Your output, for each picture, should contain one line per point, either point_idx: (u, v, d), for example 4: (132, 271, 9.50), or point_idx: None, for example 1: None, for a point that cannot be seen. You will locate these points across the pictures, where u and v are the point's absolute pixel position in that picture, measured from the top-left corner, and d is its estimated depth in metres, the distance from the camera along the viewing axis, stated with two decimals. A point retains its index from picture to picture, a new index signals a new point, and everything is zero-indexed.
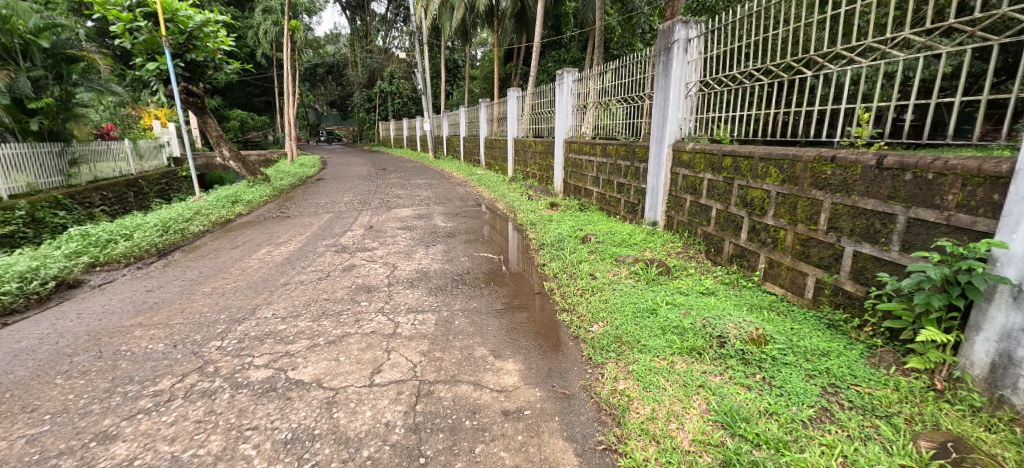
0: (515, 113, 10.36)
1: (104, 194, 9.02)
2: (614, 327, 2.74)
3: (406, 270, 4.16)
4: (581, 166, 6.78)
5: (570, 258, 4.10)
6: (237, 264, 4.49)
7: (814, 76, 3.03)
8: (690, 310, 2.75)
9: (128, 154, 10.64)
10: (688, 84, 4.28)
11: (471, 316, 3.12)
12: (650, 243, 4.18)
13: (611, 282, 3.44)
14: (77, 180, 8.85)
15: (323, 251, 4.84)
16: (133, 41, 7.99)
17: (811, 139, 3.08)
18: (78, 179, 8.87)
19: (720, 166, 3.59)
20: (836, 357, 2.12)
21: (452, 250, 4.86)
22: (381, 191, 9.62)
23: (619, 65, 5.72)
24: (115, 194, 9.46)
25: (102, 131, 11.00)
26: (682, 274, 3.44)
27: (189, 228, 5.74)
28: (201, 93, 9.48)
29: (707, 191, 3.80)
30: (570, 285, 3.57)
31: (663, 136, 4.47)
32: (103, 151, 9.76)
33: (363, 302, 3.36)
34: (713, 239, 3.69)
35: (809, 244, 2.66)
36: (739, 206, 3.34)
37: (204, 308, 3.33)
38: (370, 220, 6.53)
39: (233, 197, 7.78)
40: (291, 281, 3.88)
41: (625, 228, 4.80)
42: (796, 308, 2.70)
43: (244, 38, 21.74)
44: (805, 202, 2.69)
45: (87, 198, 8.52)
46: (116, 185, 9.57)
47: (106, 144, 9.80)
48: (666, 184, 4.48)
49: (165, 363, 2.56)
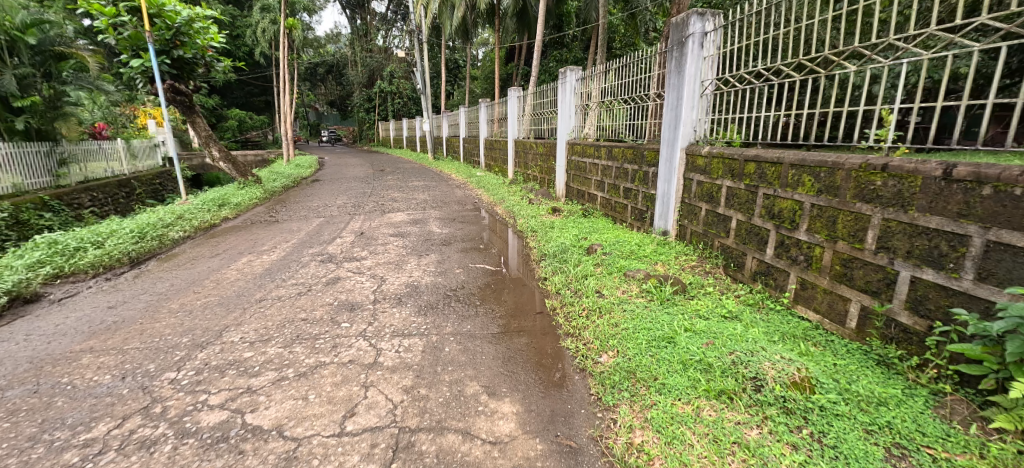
0: (516, 113, 10.00)
1: (94, 195, 8.68)
2: (627, 358, 2.38)
3: (395, 284, 3.80)
4: (585, 169, 6.42)
5: (573, 273, 3.74)
6: (213, 276, 4.14)
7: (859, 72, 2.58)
8: (714, 339, 2.39)
9: (121, 154, 10.27)
10: (703, 82, 3.90)
11: (462, 341, 2.76)
12: (662, 256, 3.82)
13: (621, 302, 3.08)
14: (68, 181, 8.45)
15: (308, 262, 4.49)
16: (117, 37, 7.62)
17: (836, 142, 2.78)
18: (68, 180, 8.46)
19: (741, 173, 3.23)
20: (897, 408, 1.78)
21: (446, 261, 4.49)
22: (377, 194, 9.26)
23: (625, 61, 5.37)
24: (105, 195, 9.09)
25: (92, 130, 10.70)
26: (699, 293, 3.09)
27: (168, 234, 5.39)
28: (189, 91, 9.12)
29: (725, 200, 3.44)
30: (574, 304, 3.21)
31: (674, 139, 4.11)
32: (95, 151, 9.38)
33: (343, 324, 3.00)
34: (733, 253, 3.33)
35: (853, 265, 2.32)
36: (764, 218, 3.00)
37: (165, 330, 2.98)
38: (362, 225, 6.18)
39: (220, 200, 7.43)
40: (267, 297, 3.52)
41: (633, 237, 4.44)
42: (837, 339, 2.35)
43: (242, 37, 21.43)
44: (847, 217, 2.35)
45: (76, 199, 8.14)
46: (107, 186, 9.21)
47: (98, 143, 9.42)
48: (678, 191, 4.12)
49: (106, 401, 2.22)
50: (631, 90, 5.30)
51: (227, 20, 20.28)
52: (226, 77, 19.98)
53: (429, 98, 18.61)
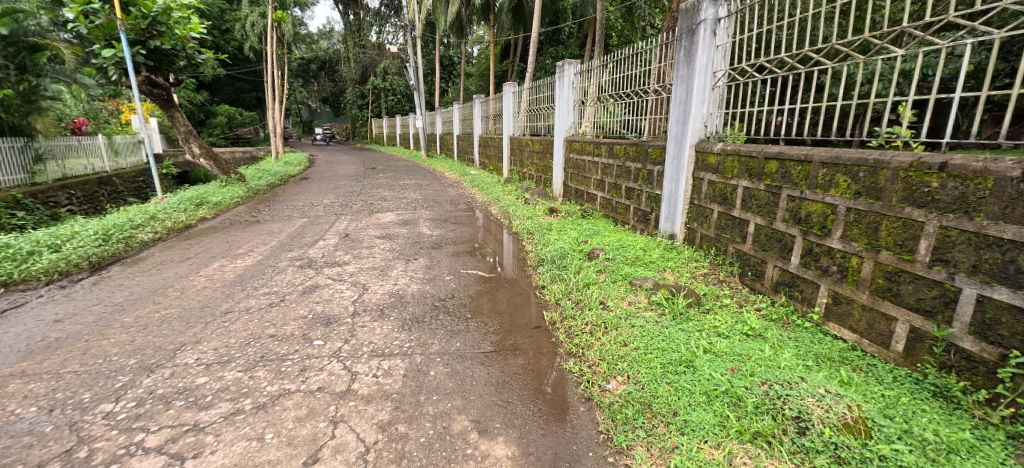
0: (512, 109, 9.66)
1: (72, 193, 8.21)
2: (639, 386, 2.06)
3: (378, 293, 3.45)
4: (584, 168, 6.08)
5: (574, 281, 3.40)
6: (179, 283, 3.77)
7: (906, 55, 2.26)
8: (740, 364, 2.08)
9: (103, 150, 9.76)
10: (714, 73, 3.58)
11: (450, 363, 2.43)
12: (670, 263, 3.51)
13: (628, 316, 2.76)
14: (43, 178, 8.02)
15: (285, 267, 4.14)
16: (88, 26, 7.14)
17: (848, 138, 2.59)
18: (43, 177, 8.03)
19: (760, 172, 2.92)
20: (972, 457, 1.47)
21: (436, 266, 4.15)
22: (366, 193, 8.90)
23: (627, 52, 5.02)
24: (85, 194, 8.61)
25: (73, 126, 10.30)
26: (715, 306, 2.77)
27: (136, 236, 5.01)
28: (167, 84, 8.67)
29: (741, 202, 3.13)
30: (576, 318, 2.88)
31: (683, 135, 3.79)
32: (74, 147, 8.92)
33: (315, 343, 2.65)
34: (751, 260, 3.02)
35: (900, 280, 2.01)
36: (787, 222, 2.69)
37: (111, 350, 2.63)
38: (347, 226, 5.84)
39: (199, 199, 7.03)
40: (234, 308, 3.17)
41: (638, 241, 4.12)
42: (880, 364, 2.06)
43: (231, 31, 20.85)
44: (893, 223, 2.04)
45: (52, 197, 7.68)
46: (87, 184, 8.71)
47: (76, 139, 8.98)
48: (687, 191, 3.81)
49: (23, 443, 1.86)
50: (632, 84, 5.01)
51: (215, 13, 19.72)
52: (215, 71, 19.44)
53: (422, 95, 18.21)
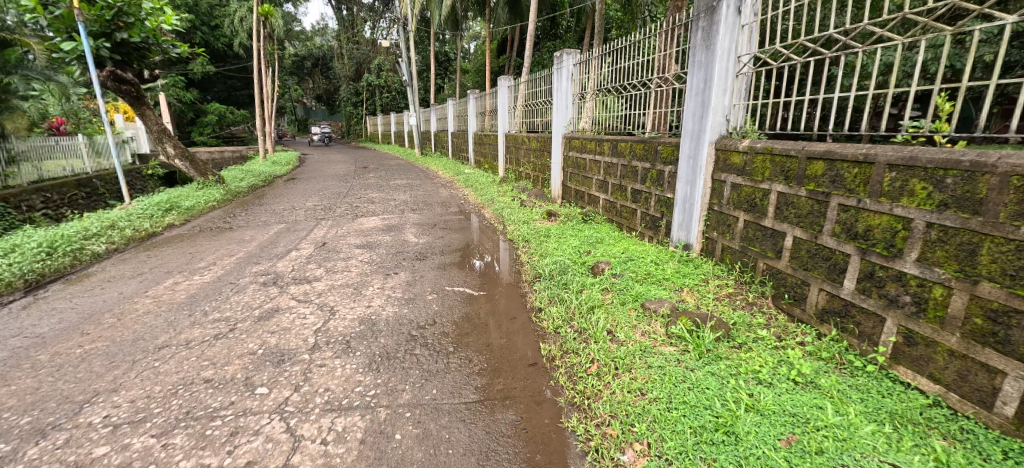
0: (508, 105, 9.14)
1: (47, 196, 7.58)
2: (665, 462, 1.58)
3: (346, 319, 2.92)
4: (585, 167, 5.57)
5: (576, 303, 2.89)
6: (120, 306, 3.27)
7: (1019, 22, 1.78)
8: (799, 433, 1.59)
9: (85, 150, 8.94)
10: (738, 58, 3.08)
11: (422, 420, 1.93)
12: (687, 281, 3.01)
13: (643, 353, 2.27)
14: (17, 181, 7.29)
15: (247, 284, 3.63)
16: (47, 18, 6.54)
17: (884, 133, 2.26)
18: (17, 180, 7.30)
19: (801, 175, 2.43)
20: None
21: (418, 282, 3.63)
22: (353, 194, 8.36)
23: (631, 40, 4.47)
24: (61, 197, 7.91)
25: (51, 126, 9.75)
26: (748, 340, 2.27)
27: (87, 248, 4.51)
28: (137, 80, 8.09)
29: (775, 209, 2.63)
30: (579, 353, 2.39)
31: (701, 130, 3.28)
32: (51, 147, 8.15)
33: (258, 391, 2.15)
34: (788, 281, 2.52)
35: (1013, 322, 1.52)
36: (838, 237, 2.20)
37: (5, 403, 2.15)
38: (327, 233, 5.34)
39: (169, 204, 6.51)
40: (172, 341, 2.66)
41: (648, 252, 3.63)
42: (980, 431, 1.57)
43: (220, 27, 20.22)
44: (1000, 246, 1.56)
45: (25, 200, 7.10)
46: (64, 186, 7.98)
47: (54, 139, 8.19)
48: (704, 195, 3.31)
49: None
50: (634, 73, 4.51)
51: (203, 9, 19.06)
52: (204, 68, 18.84)
53: (415, 91, 17.54)
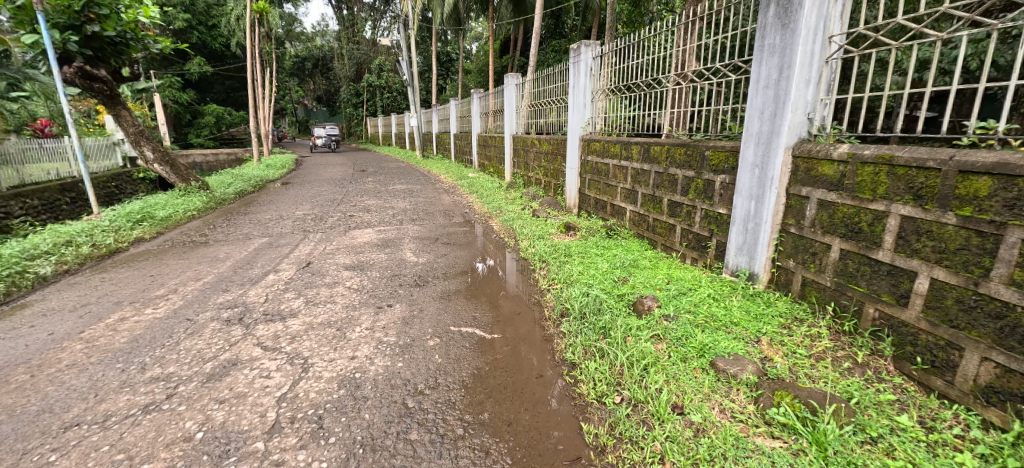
0: (514, 104, 8.48)
1: (27, 201, 6.77)
2: None
3: (321, 380, 2.23)
4: (606, 174, 4.90)
5: (622, 359, 2.21)
6: (41, 356, 2.59)
7: None
8: None
9: (70, 153, 8.15)
10: (829, 40, 2.39)
11: None
12: (763, 327, 2.31)
13: (737, 450, 1.59)
14: None
15: (206, 321, 2.95)
16: (6, 8, 5.87)
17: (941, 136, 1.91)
18: None
19: (943, 194, 1.77)
20: None
21: (417, 319, 2.95)
22: (348, 201, 7.70)
23: (664, 26, 3.74)
24: (47, 200, 7.12)
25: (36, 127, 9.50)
26: (887, 433, 1.59)
27: (28, 273, 3.81)
28: (110, 77, 7.44)
29: (895, 239, 1.96)
30: (642, 446, 1.71)
31: (776, 132, 2.56)
32: (33, 151, 7.35)
33: None
34: (920, 339, 1.86)
35: None
36: (1019, 288, 1.55)
37: None
38: (313, 250, 4.66)
39: (142, 214, 5.84)
40: (84, 418, 1.98)
41: (700, 282, 2.93)
42: None
43: (217, 27, 19.56)
44: None
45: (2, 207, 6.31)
46: (48, 189, 7.20)
47: (37, 142, 7.40)
48: (777, 214, 2.62)
49: None
50: (652, 68, 3.92)
51: (200, 8, 18.46)
52: (200, 68, 18.23)
53: (416, 92, 16.87)
